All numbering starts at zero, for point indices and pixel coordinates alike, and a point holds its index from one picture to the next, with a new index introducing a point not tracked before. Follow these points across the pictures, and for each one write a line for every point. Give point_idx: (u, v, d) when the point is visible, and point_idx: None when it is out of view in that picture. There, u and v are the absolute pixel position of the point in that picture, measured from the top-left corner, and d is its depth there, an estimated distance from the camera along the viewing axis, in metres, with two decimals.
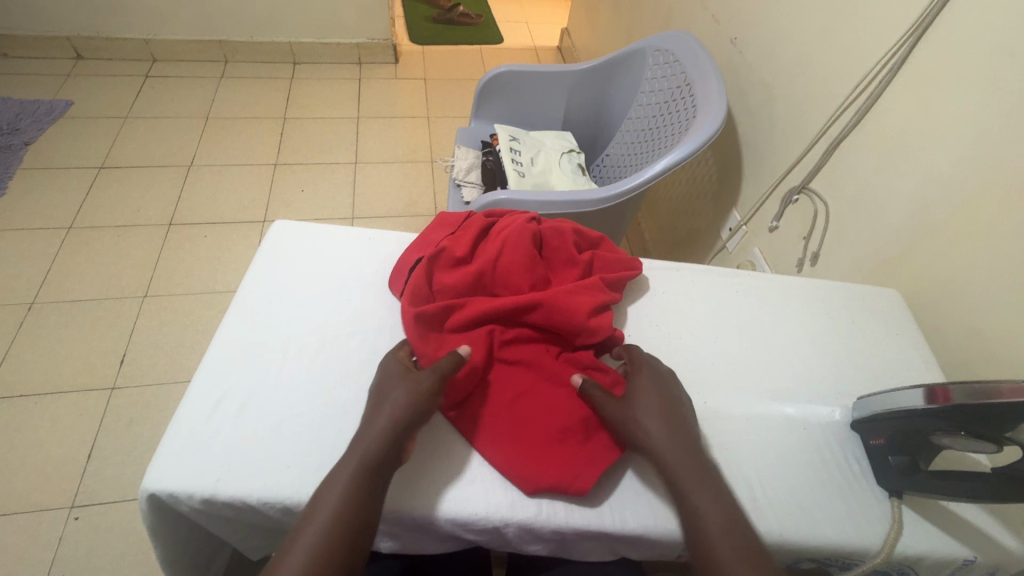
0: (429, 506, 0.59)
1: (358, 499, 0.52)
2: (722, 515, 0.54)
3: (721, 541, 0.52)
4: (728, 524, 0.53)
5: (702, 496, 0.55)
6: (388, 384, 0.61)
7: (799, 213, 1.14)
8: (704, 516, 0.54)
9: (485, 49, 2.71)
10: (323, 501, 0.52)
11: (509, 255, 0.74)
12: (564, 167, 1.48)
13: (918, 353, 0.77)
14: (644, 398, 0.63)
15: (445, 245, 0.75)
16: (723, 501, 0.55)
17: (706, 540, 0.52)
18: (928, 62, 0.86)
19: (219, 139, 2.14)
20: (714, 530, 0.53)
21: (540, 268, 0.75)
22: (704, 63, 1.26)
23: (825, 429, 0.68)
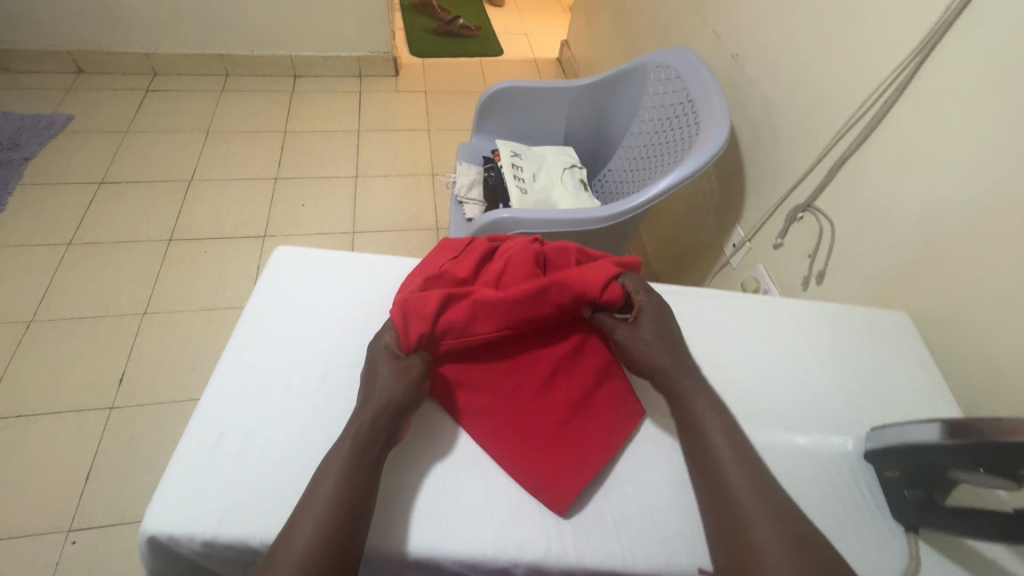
0: (438, 544, 0.57)
1: (353, 479, 0.53)
2: (735, 446, 0.58)
3: (739, 471, 0.56)
4: (744, 457, 0.57)
5: (716, 428, 0.60)
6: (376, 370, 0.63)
7: (804, 230, 1.14)
8: (720, 445, 0.58)
9: (485, 61, 2.72)
10: (319, 485, 0.53)
11: (513, 275, 0.73)
12: (566, 182, 1.48)
13: (929, 380, 0.76)
14: (649, 334, 0.69)
15: (446, 268, 0.74)
16: (736, 434, 0.60)
17: (724, 471, 0.56)
18: (933, 82, 0.85)
19: (220, 153, 2.13)
20: (729, 460, 0.57)
21: None
22: (706, 80, 1.26)
23: (836, 459, 0.67)
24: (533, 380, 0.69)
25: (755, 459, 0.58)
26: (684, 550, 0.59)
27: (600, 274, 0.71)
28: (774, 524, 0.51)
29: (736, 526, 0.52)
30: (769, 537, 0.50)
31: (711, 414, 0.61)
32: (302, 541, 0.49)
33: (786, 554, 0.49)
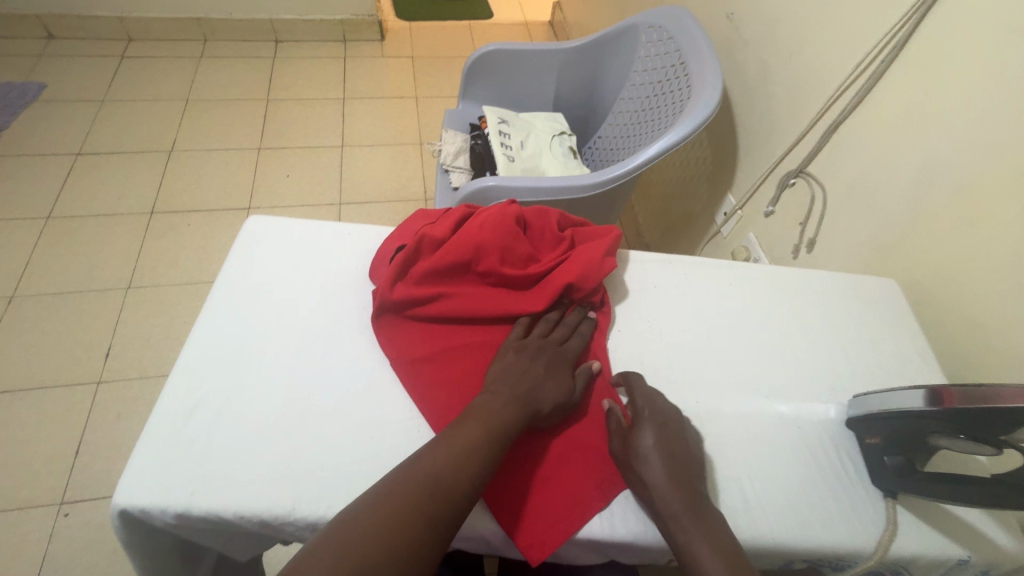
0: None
1: (489, 447, 0.54)
2: (722, 551, 0.52)
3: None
4: (723, 558, 0.52)
5: (698, 531, 0.53)
6: (541, 358, 0.63)
7: (796, 197, 1.11)
8: (701, 552, 0.52)
9: (474, 25, 2.62)
10: (447, 436, 0.54)
11: (488, 235, 0.70)
12: (555, 150, 1.44)
13: (914, 347, 0.75)
14: (654, 440, 0.59)
15: (421, 232, 0.71)
16: (719, 533, 0.54)
17: (700, 570, 0.51)
18: (930, 43, 0.82)
19: (201, 123, 2.06)
20: (713, 571, 0.51)
21: (524, 244, 0.72)
22: (699, 40, 1.21)
23: (817, 427, 0.66)
24: None
25: (737, 557, 0.52)
26: None
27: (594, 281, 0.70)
28: None
29: None
30: None
31: (681, 493, 0.56)
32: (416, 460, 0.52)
33: None
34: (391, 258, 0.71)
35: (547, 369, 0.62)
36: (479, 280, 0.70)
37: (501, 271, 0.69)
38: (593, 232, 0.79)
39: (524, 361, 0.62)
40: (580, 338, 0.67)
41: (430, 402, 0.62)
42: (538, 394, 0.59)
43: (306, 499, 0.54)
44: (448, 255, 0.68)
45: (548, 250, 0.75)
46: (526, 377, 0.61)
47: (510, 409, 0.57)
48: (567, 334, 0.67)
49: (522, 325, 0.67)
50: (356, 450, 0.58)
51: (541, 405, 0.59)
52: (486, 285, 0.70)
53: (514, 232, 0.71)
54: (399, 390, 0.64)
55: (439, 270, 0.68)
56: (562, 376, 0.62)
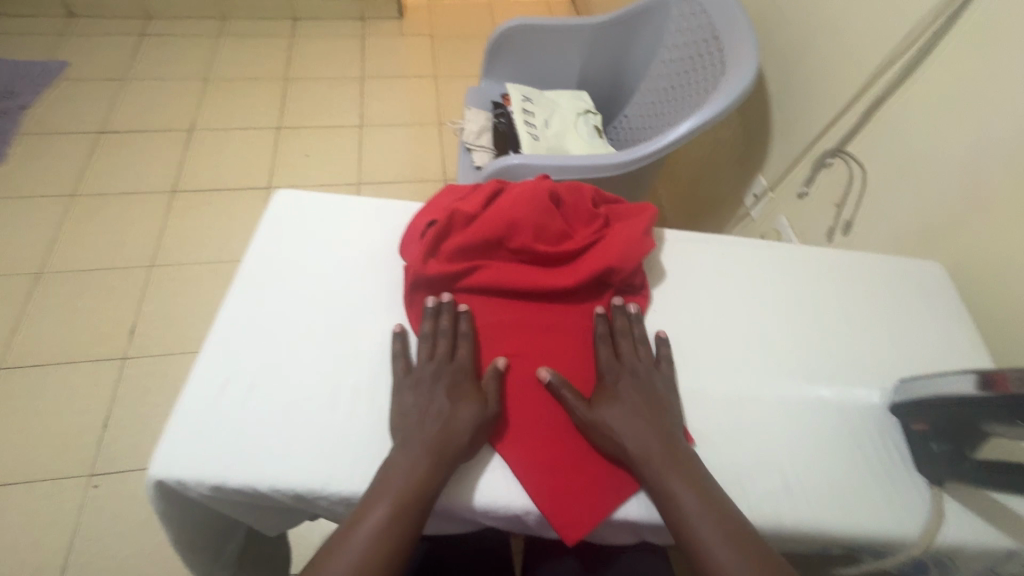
0: (476, 495, 0.56)
1: (417, 505, 0.50)
2: (698, 493, 0.53)
3: (714, 534, 0.50)
4: (702, 497, 0.52)
5: (672, 476, 0.53)
6: (437, 390, 0.57)
7: (833, 178, 1.07)
8: (679, 494, 0.52)
9: (494, 2, 2.56)
10: (371, 507, 0.50)
11: (521, 210, 0.68)
12: (580, 129, 1.40)
13: (961, 331, 0.72)
14: (615, 401, 0.58)
15: (453, 207, 0.70)
16: (692, 475, 0.54)
17: (682, 514, 0.52)
18: (987, 13, 0.77)
19: (221, 101, 2.06)
20: (693, 510, 0.52)
21: (558, 221, 0.70)
22: (734, 14, 1.16)
23: (861, 412, 0.64)
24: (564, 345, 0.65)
25: (715, 495, 0.53)
26: None
27: (631, 258, 0.68)
28: None
29: None
30: None
31: (645, 436, 0.56)
32: (362, 543, 0.48)
33: None
34: (422, 232, 0.70)
35: (447, 397, 0.57)
36: (511, 257, 0.69)
37: (533, 249, 0.68)
38: (627, 208, 0.77)
39: (423, 397, 0.57)
40: (466, 342, 0.62)
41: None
42: (452, 432, 0.54)
43: (341, 474, 0.54)
44: (481, 232, 0.67)
45: (581, 228, 0.73)
46: (443, 411, 0.55)
47: (428, 459, 0.52)
48: (452, 343, 0.61)
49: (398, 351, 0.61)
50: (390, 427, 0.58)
51: (455, 435, 0.54)
52: (519, 262, 0.69)
53: (548, 208, 0.70)
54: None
55: (471, 246, 0.67)
56: (468, 396, 0.57)
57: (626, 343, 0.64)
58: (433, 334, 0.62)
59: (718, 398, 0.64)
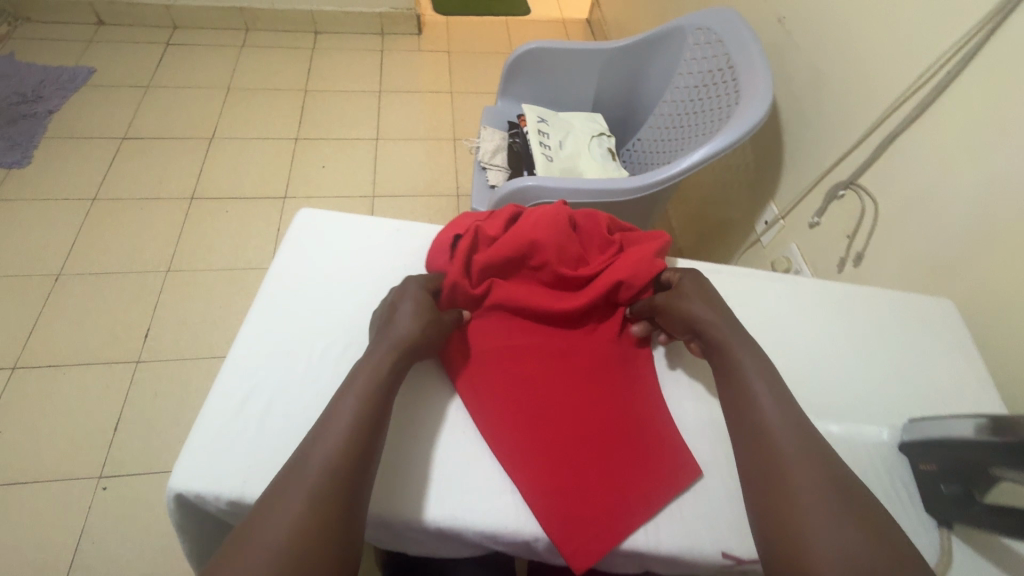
0: (482, 521, 0.56)
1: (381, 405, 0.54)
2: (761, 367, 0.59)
3: (769, 395, 0.56)
4: (763, 365, 0.58)
5: (735, 339, 0.61)
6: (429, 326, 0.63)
7: (844, 209, 1.08)
8: (742, 359, 0.59)
9: (511, 21, 2.61)
10: (345, 395, 0.54)
11: (542, 234, 0.70)
12: (593, 151, 1.43)
13: (973, 372, 0.72)
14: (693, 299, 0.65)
15: (479, 226, 0.72)
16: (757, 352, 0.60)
17: (739, 365, 0.59)
18: (1002, 57, 0.79)
19: (241, 111, 2.10)
20: (749, 365, 0.59)
21: (575, 245, 0.72)
22: (749, 45, 1.18)
23: (870, 450, 0.65)
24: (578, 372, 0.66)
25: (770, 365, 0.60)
26: (708, 533, 0.58)
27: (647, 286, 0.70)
28: (796, 437, 0.52)
29: (751, 427, 0.55)
30: (801, 474, 0.50)
31: (712, 310, 0.64)
32: (337, 435, 0.51)
33: (802, 449, 0.51)
34: (448, 248, 0.72)
35: (414, 308, 0.63)
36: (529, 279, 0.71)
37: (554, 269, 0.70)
38: (642, 236, 0.78)
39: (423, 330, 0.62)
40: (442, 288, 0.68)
41: (484, 392, 0.63)
42: (411, 331, 0.60)
43: None
44: (500, 253, 0.68)
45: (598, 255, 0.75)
46: (397, 324, 0.61)
47: (389, 359, 0.58)
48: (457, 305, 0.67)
49: (401, 287, 0.66)
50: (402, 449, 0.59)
51: (415, 337, 0.60)
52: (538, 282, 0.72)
53: (567, 233, 0.71)
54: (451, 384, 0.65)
55: (494, 265, 0.69)
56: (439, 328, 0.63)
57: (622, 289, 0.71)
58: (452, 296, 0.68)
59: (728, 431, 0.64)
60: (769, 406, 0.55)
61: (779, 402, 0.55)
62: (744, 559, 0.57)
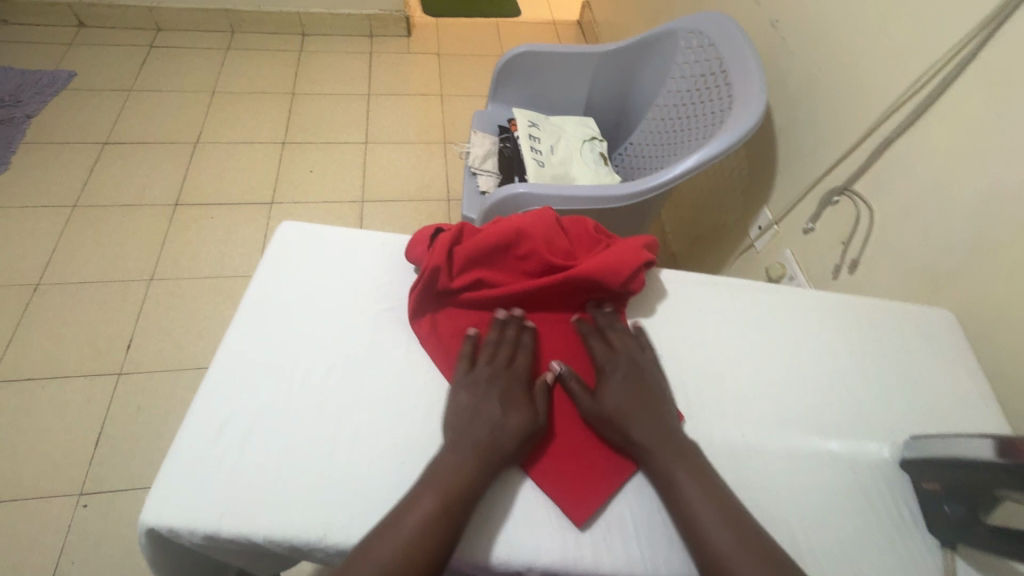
0: (472, 549, 0.54)
1: (460, 497, 0.51)
2: (704, 485, 0.55)
3: (710, 511, 0.53)
4: (707, 489, 0.54)
5: (672, 463, 0.56)
6: (484, 395, 0.59)
7: (839, 216, 1.07)
8: (684, 485, 0.55)
9: (502, 23, 2.58)
10: (414, 503, 0.51)
11: (530, 226, 0.69)
12: (585, 156, 1.41)
13: (974, 386, 0.71)
14: (617, 391, 0.61)
15: (464, 222, 0.71)
16: (695, 464, 0.57)
17: (682, 493, 0.54)
18: (999, 63, 0.78)
19: (227, 115, 2.06)
20: (693, 493, 0.54)
21: (562, 240, 0.71)
22: (742, 49, 1.17)
23: (872, 469, 0.63)
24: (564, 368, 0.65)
25: (716, 484, 0.56)
26: None
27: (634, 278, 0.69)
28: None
29: (712, 571, 0.50)
30: None
31: (644, 423, 0.59)
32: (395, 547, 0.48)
33: None
34: (430, 238, 0.70)
35: (501, 403, 0.58)
36: (515, 271, 0.69)
37: (541, 258, 0.68)
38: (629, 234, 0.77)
39: (479, 398, 0.59)
40: (523, 352, 0.64)
41: None
42: (498, 427, 0.56)
43: (338, 525, 0.53)
44: (488, 244, 0.67)
45: (584, 251, 0.72)
46: (486, 415, 0.57)
47: (478, 467, 0.53)
48: (513, 352, 0.64)
49: (493, 386, 0.59)
50: (387, 476, 0.56)
51: (501, 438, 0.56)
52: (522, 272, 0.69)
53: (555, 229, 0.70)
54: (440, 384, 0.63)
55: (477, 254, 0.67)
56: (520, 402, 0.59)
57: (615, 333, 0.68)
58: (496, 342, 0.64)
59: (726, 450, 0.62)
60: (728, 540, 0.51)
61: (736, 531, 0.51)
62: None
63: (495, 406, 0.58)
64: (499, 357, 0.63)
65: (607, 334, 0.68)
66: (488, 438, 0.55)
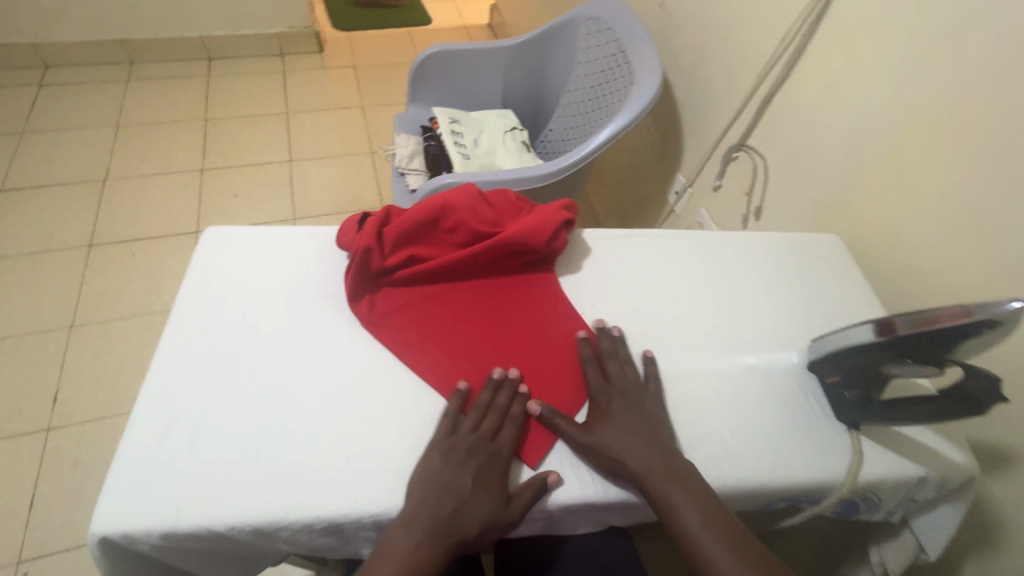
0: None
1: None
2: (700, 507, 0.55)
3: (709, 537, 0.54)
4: (708, 515, 0.55)
5: (673, 493, 0.56)
6: (463, 470, 0.56)
7: (740, 170, 1.18)
8: (684, 512, 0.55)
9: (414, 31, 2.62)
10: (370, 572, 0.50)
11: (454, 200, 0.72)
12: (509, 145, 1.46)
13: (861, 294, 0.81)
14: (613, 424, 0.60)
15: (389, 205, 0.74)
16: (691, 484, 0.57)
17: (683, 523, 0.54)
18: (844, 17, 0.89)
19: (136, 148, 1.97)
20: (696, 524, 0.54)
21: (487, 210, 0.75)
22: (636, 30, 1.26)
23: (785, 374, 0.71)
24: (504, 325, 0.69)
25: (715, 503, 0.56)
26: None
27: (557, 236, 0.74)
28: None
29: None
30: None
31: (637, 451, 0.58)
32: None
33: None
34: (359, 224, 0.72)
35: (472, 479, 0.56)
36: (447, 244, 0.73)
37: (468, 228, 0.72)
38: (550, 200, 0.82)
39: (449, 467, 0.56)
40: (512, 424, 0.60)
41: (413, 355, 0.65)
42: (460, 514, 0.54)
43: (300, 502, 0.54)
44: (416, 219, 0.70)
45: (509, 218, 0.77)
46: (451, 497, 0.54)
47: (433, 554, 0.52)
48: (500, 423, 0.60)
49: (461, 469, 0.56)
50: (343, 449, 0.58)
51: (464, 530, 0.53)
52: (453, 244, 0.73)
53: (479, 199, 0.75)
54: (389, 355, 0.65)
55: (407, 231, 0.70)
56: (494, 486, 0.56)
57: (613, 363, 0.67)
58: (486, 409, 0.61)
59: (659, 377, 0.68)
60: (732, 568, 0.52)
61: (739, 556, 0.53)
62: None
63: (467, 485, 0.55)
64: (483, 426, 0.59)
65: (604, 363, 0.67)
66: (444, 522, 0.53)
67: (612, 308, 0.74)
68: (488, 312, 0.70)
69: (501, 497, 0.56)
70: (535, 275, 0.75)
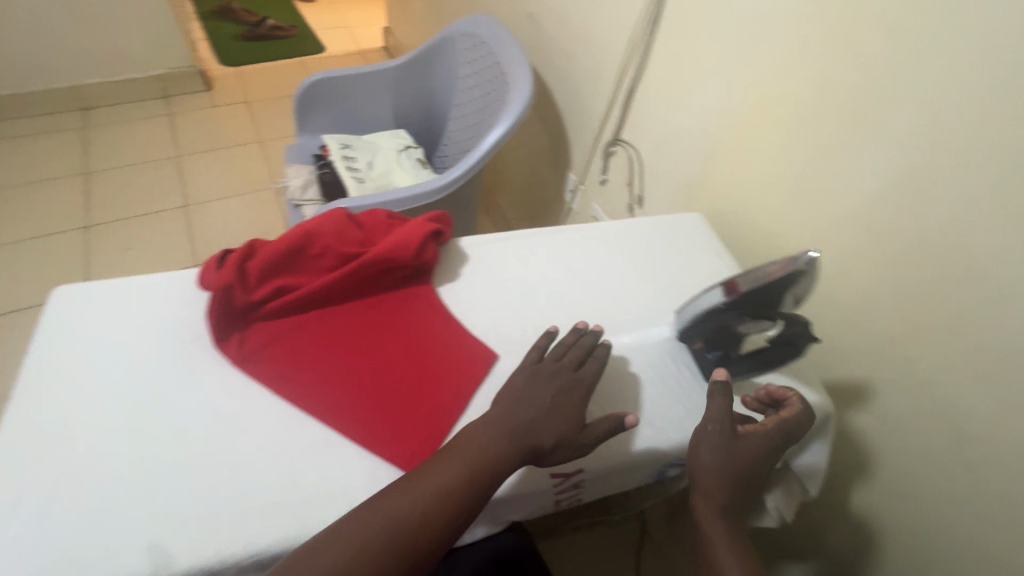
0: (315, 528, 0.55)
1: (459, 492, 0.54)
2: (739, 537, 0.60)
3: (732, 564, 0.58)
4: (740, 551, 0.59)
5: (723, 523, 0.60)
6: (550, 384, 0.63)
7: (619, 163, 1.24)
8: (720, 534, 0.59)
9: (308, 60, 2.58)
10: (411, 483, 0.54)
11: (320, 226, 0.74)
12: (404, 165, 1.47)
13: (724, 263, 0.88)
14: (723, 434, 0.62)
15: (251, 239, 0.73)
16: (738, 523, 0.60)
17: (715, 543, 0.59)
18: (677, 15, 0.97)
19: (5, 213, 1.80)
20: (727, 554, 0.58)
21: (356, 232, 0.76)
22: (507, 40, 1.32)
23: (657, 348, 0.75)
24: (383, 342, 0.70)
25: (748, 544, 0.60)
26: None
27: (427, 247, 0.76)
28: None
29: None
30: None
31: (727, 469, 0.61)
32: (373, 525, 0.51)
33: None
34: (220, 262, 0.71)
35: (550, 401, 0.62)
36: (317, 269, 0.73)
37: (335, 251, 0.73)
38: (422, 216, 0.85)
39: (538, 385, 0.63)
40: (595, 362, 0.67)
41: (288, 387, 0.64)
42: (530, 428, 0.59)
43: (170, 556, 0.52)
44: (280, 249, 0.70)
45: (380, 236, 0.78)
46: (525, 415, 0.60)
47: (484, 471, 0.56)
48: (581, 358, 0.67)
49: (545, 386, 0.63)
50: (216, 493, 0.56)
51: (529, 442, 0.59)
52: (324, 270, 0.73)
53: (345, 222, 0.76)
54: (263, 390, 0.64)
55: (272, 262, 0.70)
56: (573, 407, 0.62)
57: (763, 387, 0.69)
58: (570, 346, 0.69)
59: None
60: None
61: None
62: (570, 471, 0.63)
63: (548, 400, 0.62)
64: (568, 357, 0.67)
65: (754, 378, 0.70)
66: (517, 429, 0.59)
67: (493, 309, 0.77)
68: (368, 331, 0.71)
69: (575, 414, 0.62)
70: (411, 287, 0.76)
